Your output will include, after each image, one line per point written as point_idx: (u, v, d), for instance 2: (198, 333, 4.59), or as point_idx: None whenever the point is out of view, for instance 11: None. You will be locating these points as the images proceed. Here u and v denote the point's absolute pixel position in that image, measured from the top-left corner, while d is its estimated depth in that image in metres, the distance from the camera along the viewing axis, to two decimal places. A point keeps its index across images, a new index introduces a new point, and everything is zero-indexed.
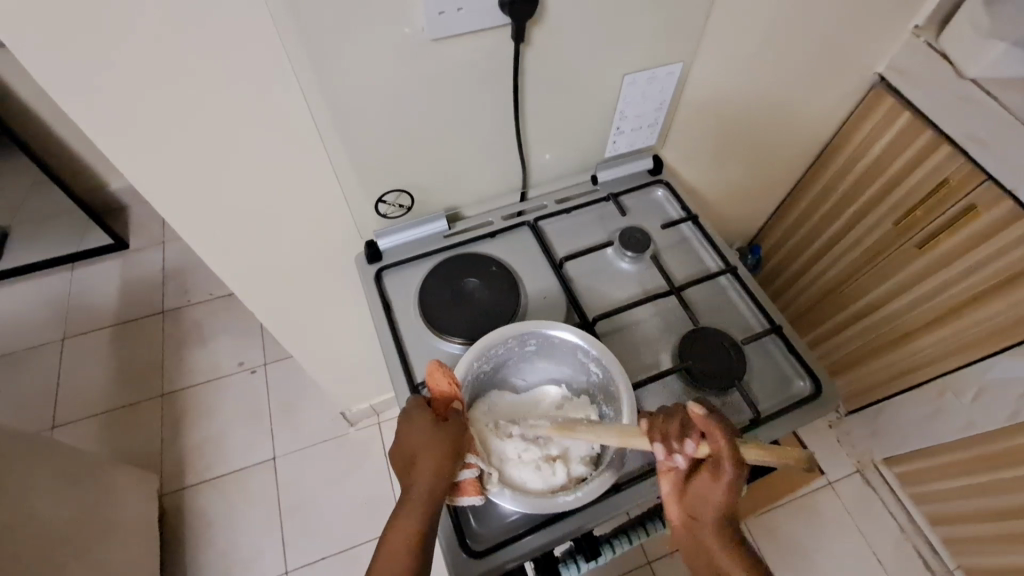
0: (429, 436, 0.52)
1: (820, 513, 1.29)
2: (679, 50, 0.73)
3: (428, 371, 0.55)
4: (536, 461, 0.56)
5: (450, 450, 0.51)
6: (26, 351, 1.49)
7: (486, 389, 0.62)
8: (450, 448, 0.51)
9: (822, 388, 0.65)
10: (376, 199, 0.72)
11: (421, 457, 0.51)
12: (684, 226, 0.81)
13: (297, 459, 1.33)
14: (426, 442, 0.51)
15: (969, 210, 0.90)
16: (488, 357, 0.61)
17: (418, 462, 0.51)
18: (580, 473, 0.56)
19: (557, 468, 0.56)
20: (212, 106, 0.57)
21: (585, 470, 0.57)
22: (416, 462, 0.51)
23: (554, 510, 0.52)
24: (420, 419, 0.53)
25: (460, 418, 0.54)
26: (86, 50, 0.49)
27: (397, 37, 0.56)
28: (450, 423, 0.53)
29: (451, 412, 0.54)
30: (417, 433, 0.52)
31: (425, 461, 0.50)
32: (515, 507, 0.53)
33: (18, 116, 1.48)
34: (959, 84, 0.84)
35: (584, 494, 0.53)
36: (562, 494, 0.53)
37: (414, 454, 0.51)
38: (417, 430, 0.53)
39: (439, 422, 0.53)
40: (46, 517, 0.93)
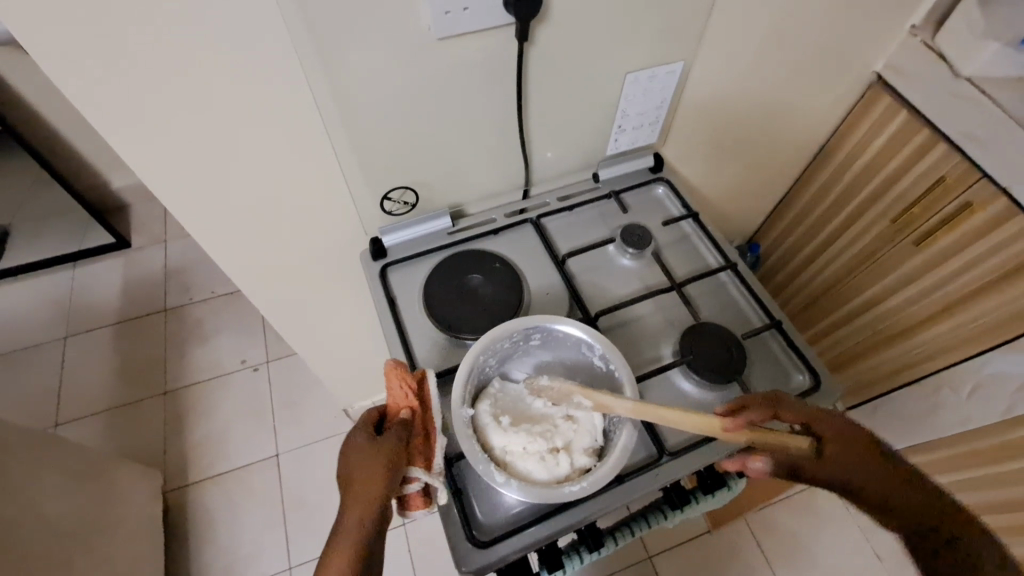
0: (369, 448, 0.53)
1: (819, 509, 1.30)
2: (680, 49, 0.74)
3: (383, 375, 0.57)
4: (541, 453, 0.57)
5: (386, 463, 0.52)
6: (28, 349, 1.50)
7: (490, 382, 0.63)
8: (386, 460, 0.52)
9: (821, 381, 0.67)
10: (381, 197, 0.73)
11: (359, 472, 0.52)
12: (685, 223, 0.82)
13: (299, 457, 1.34)
14: (363, 459, 0.53)
15: (965, 207, 0.91)
16: (493, 351, 0.62)
17: (358, 476, 0.52)
18: (583, 464, 0.58)
19: (560, 459, 0.57)
20: (221, 104, 0.58)
21: (589, 461, 0.58)
22: (353, 479, 0.52)
23: (559, 500, 0.53)
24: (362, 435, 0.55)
25: (399, 430, 0.55)
26: (98, 49, 0.50)
27: (403, 37, 0.57)
28: (387, 434, 0.54)
29: (393, 424, 0.55)
30: (356, 443, 0.54)
31: (365, 476, 0.52)
32: (520, 497, 0.54)
33: (20, 115, 1.48)
34: (956, 82, 0.85)
35: (588, 484, 0.54)
36: (567, 485, 0.54)
37: (354, 470, 0.53)
38: (356, 447, 0.54)
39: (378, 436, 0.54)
40: (51, 513, 0.94)
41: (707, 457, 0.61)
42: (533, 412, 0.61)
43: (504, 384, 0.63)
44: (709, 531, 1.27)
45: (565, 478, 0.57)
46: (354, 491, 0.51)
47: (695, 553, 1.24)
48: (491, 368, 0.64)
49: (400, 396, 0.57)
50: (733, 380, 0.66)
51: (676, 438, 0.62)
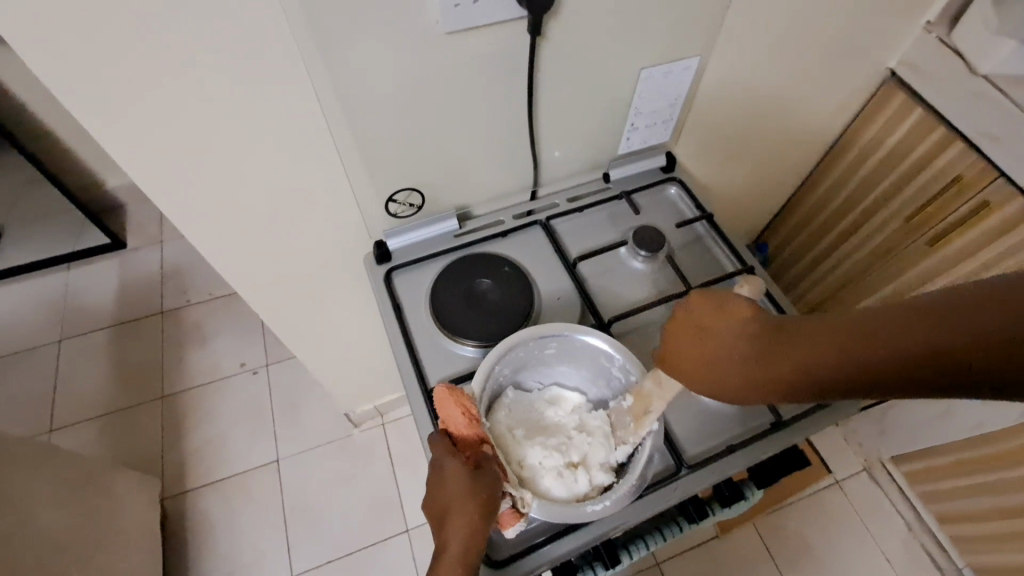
0: (465, 487, 0.48)
1: (828, 511, 1.29)
2: (695, 45, 0.72)
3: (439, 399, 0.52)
4: (555, 469, 0.55)
5: (489, 500, 0.48)
6: (23, 352, 1.47)
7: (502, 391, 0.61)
8: (489, 498, 0.48)
9: None
10: (386, 199, 0.71)
11: (453, 507, 0.47)
12: (698, 225, 0.79)
13: (301, 461, 1.32)
14: (453, 492, 0.48)
15: (982, 207, 0.90)
16: (507, 361, 0.59)
17: (451, 513, 0.47)
18: (603, 481, 0.56)
19: (575, 475, 0.55)
20: (219, 103, 0.55)
21: (608, 478, 0.56)
22: (450, 514, 0.47)
23: (582, 520, 0.51)
24: (443, 468, 0.49)
25: (492, 463, 0.50)
26: (88, 46, 0.47)
27: (408, 32, 0.54)
28: (481, 469, 0.49)
29: (483, 457, 0.50)
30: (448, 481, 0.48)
31: (461, 511, 0.47)
32: (540, 515, 0.52)
33: (13, 114, 1.45)
34: (972, 80, 0.83)
35: (613, 503, 0.52)
36: (589, 504, 0.52)
37: (446, 505, 0.48)
38: (441, 480, 0.49)
39: (474, 471, 0.49)
40: (46, 525, 0.91)
41: (726, 470, 0.59)
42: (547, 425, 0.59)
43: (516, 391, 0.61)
44: (718, 536, 1.25)
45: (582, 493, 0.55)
46: (452, 527, 0.46)
47: (704, 558, 1.22)
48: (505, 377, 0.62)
49: (463, 424, 0.52)
50: None
51: (694, 450, 0.60)
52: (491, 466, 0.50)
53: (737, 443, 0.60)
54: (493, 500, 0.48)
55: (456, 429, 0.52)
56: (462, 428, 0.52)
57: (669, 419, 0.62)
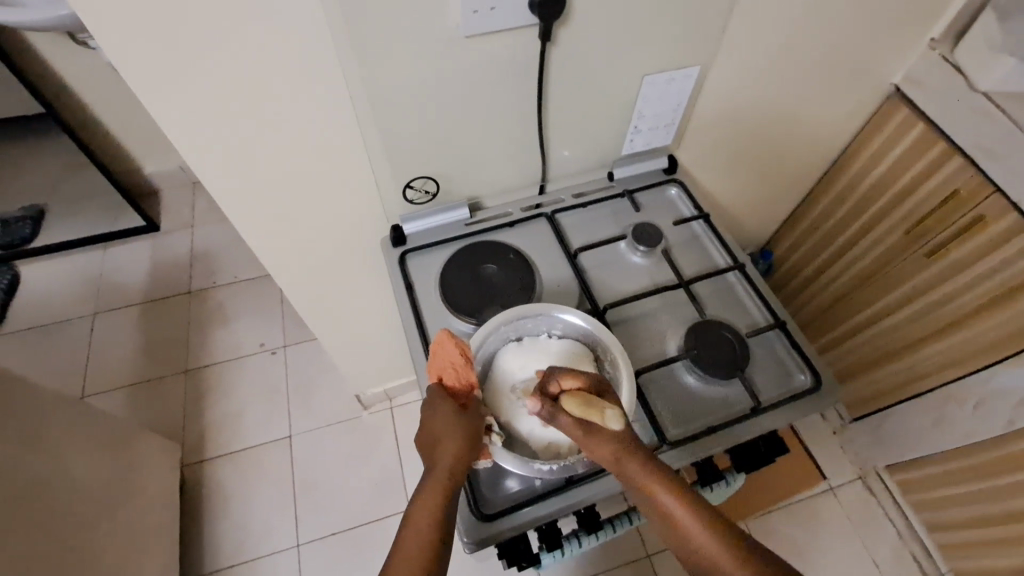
0: (454, 421, 0.53)
1: (820, 516, 1.31)
2: (698, 54, 0.76)
3: (439, 339, 0.58)
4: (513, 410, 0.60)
5: (473, 436, 0.52)
6: (60, 323, 1.56)
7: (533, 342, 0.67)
8: (474, 434, 0.52)
9: (822, 382, 0.68)
10: (403, 186, 0.77)
11: (443, 440, 0.51)
12: (695, 224, 0.84)
13: (312, 438, 1.38)
14: (442, 426, 0.52)
15: (978, 220, 0.92)
16: (516, 326, 0.64)
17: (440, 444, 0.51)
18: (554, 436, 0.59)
19: (535, 425, 0.59)
20: (257, 93, 0.62)
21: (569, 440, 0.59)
22: (441, 442, 0.51)
23: (532, 475, 0.55)
24: (437, 407, 0.54)
25: (478, 407, 0.55)
26: (150, 37, 0.54)
27: (430, 32, 0.60)
28: (468, 410, 0.54)
29: (469, 402, 0.55)
30: (439, 416, 0.53)
31: (451, 444, 0.51)
32: (507, 464, 0.56)
33: (64, 99, 1.55)
34: (972, 96, 0.86)
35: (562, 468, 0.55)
36: (541, 462, 0.56)
37: (434, 438, 0.52)
38: (434, 416, 0.53)
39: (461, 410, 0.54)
40: (79, 475, 0.99)
41: (707, 450, 0.64)
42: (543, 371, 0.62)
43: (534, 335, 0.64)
44: None
45: (557, 452, 0.59)
46: (440, 455, 0.50)
47: None
48: (529, 329, 0.65)
49: (455, 367, 0.57)
50: (734, 375, 0.68)
51: (677, 430, 0.66)
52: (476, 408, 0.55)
53: (716, 426, 0.65)
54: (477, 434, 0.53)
55: (450, 376, 0.56)
56: (459, 376, 0.57)
57: (654, 401, 0.67)
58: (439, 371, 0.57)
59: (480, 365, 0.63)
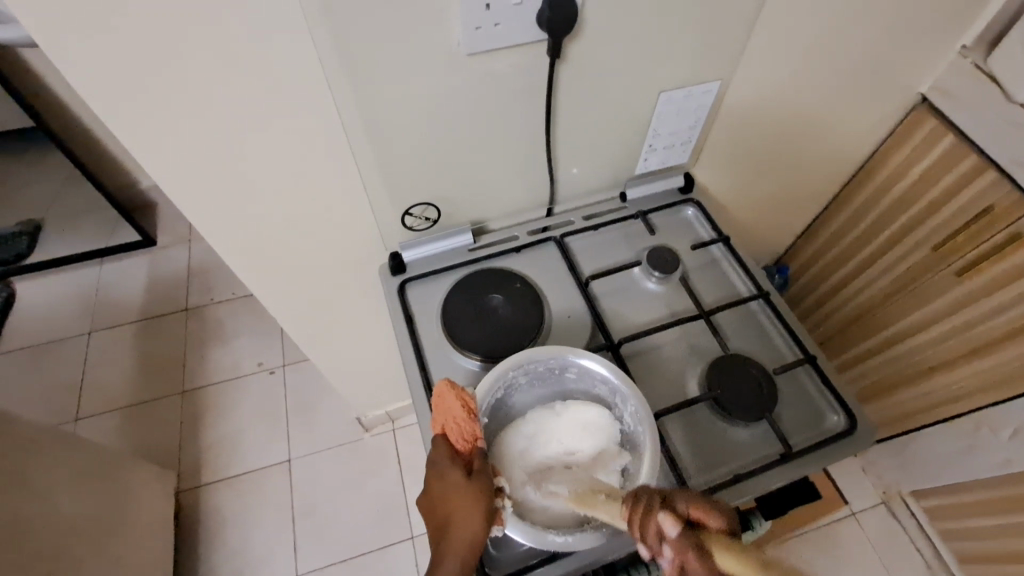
0: (461, 487, 0.49)
1: (842, 543, 1.25)
2: (716, 67, 0.71)
3: (439, 391, 0.51)
4: (525, 474, 0.55)
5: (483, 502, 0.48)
6: (54, 343, 1.52)
7: (543, 389, 0.62)
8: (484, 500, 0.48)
9: (857, 423, 0.63)
10: (402, 212, 0.72)
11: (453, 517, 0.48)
12: (714, 247, 0.79)
13: (312, 462, 1.34)
14: (452, 499, 0.49)
15: (1013, 238, 0.86)
16: (526, 370, 0.59)
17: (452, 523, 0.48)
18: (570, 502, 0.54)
19: (548, 491, 0.53)
20: (245, 117, 0.57)
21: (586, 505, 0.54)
22: (451, 514, 0.48)
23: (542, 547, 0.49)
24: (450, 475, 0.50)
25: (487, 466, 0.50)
26: (126, 60, 0.49)
27: (429, 51, 0.55)
28: (475, 471, 0.50)
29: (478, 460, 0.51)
30: (444, 483, 0.49)
31: (463, 514, 0.48)
32: (515, 533, 0.50)
33: (58, 113, 1.52)
34: (1009, 108, 0.80)
35: (576, 539, 0.49)
36: (553, 533, 0.50)
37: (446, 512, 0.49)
38: (446, 484, 0.49)
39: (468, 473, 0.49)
40: (66, 510, 0.94)
41: (734, 500, 0.59)
42: (556, 434, 0.57)
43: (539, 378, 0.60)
44: None
45: (581, 519, 0.52)
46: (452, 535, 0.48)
47: None
48: (540, 372, 0.60)
49: (458, 421, 0.51)
50: (762, 417, 0.63)
51: (701, 478, 0.60)
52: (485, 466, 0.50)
53: (743, 473, 0.60)
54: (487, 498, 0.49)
55: (454, 431, 0.51)
56: (462, 431, 0.51)
57: (674, 445, 0.62)
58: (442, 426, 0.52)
59: (486, 417, 0.58)
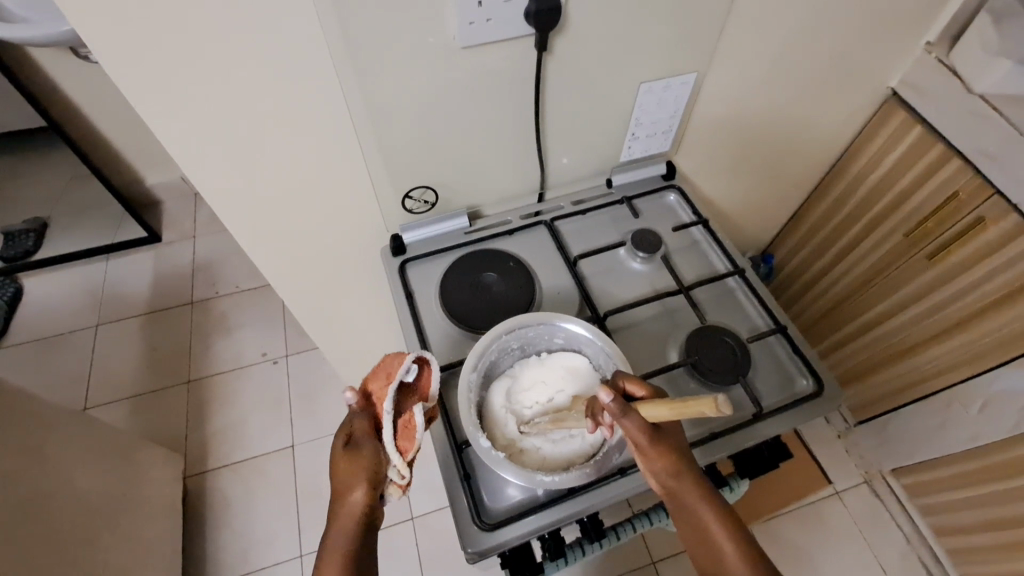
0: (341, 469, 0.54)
1: (825, 521, 1.30)
2: (694, 60, 0.77)
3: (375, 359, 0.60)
4: (520, 426, 0.60)
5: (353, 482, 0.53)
6: (63, 335, 1.57)
7: (534, 352, 0.67)
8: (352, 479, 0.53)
9: (825, 387, 0.68)
10: (402, 196, 0.77)
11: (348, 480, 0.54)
12: (695, 230, 0.84)
13: (316, 447, 1.38)
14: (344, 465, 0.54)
15: (977, 222, 0.92)
16: (517, 334, 0.64)
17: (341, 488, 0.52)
18: (559, 451, 0.59)
19: (542, 439, 0.60)
20: (257, 106, 0.62)
21: (572, 454, 0.59)
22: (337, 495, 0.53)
23: (533, 486, 0.55)
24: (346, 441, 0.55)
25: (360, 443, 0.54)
26: (151, 50, 0.54)
27: (426, 45, 0.60)
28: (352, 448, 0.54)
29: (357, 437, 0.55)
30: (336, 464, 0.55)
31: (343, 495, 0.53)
32: (510, 475, 0.56)
33: (65, 112, 1.57)
34: (968, 99, 0.86)
35: (563, 479, 0.55)
36: (543, 473, 0.55)
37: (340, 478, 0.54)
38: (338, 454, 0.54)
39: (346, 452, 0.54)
40: (81, 487, 0.99)
41: (710, 456, 0.64)
42: (551, 390, 0.63)
43: (529, 341, 0.66)
44: None
45: (570, 462, 0.59)
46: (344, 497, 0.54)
47: None
48: (530, 336, 0.65)
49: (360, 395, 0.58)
50: (735, 381, 0.68)
51: None
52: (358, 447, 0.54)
53: (719, 433, 0.65)
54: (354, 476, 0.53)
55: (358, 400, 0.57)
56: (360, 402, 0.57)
57: None
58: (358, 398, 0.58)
59: (482, 376, 0.64)
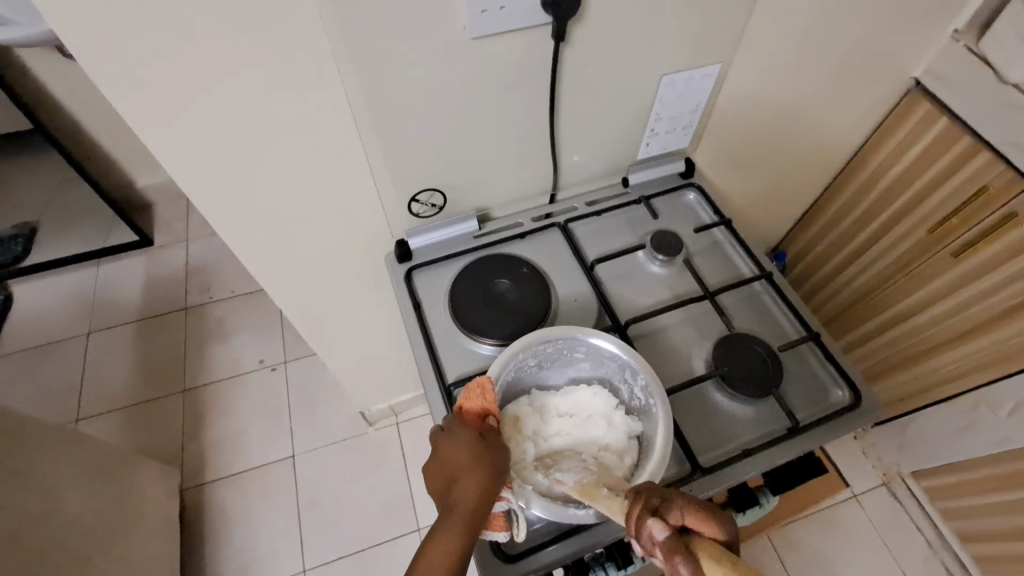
0: (473, 453, 0.50)
1: (844, 526, 1.27)
2: (717, 50, 0.72)
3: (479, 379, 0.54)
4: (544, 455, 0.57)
5: (492, 477, 0.49)
6: (53, 344, 1.52)
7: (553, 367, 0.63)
8: (492, 474, 0.49)
9: (862, 398, 0.64)
10: (408, 199, 0.72)
11: (464, 471, 0.49)
12: (717, 230, 0.80)
13: (318, 457, 1.34)
14: (462, 455, 0.50)
15: (1009, 217, 0.88)
16: (535, 351, 0.60)
17: (463, 477, 0.49)
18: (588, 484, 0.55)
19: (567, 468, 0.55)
20: (251, 105, 0.57)
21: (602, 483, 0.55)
22: (460, 479, 0.49)
23: (565, 521, 0.50)
24: (439, 435, 0.53)
25: (496, 438, 0.52)
26: (136, 44, 0.49)
27: (432, 37, 0.56)
28: (489, 441, 0.52)
29: (488, 431, 0.53)
30: (458, 449, 0.51)
31: (469, 475, 0.49)
32: (538, 511, 0.51)
33: (50, 113, 1.51)
34: (1001, 88, 0.81)
35: (597, 512, 0.50)
36: (575, 507, 0.51)
37: (454, 470, 0.50)
38: (454, 440, 0.51)
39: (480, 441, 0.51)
40: (71, 508, 0.94)
41: (743, 474, 0.60)
42: (577, 436, 0.59)
43: (547, 357, 0.61)
44: None
45: None
46: (458, 497, 0.48)
47: None
48: (550, 351, 0.61)
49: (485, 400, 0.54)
50: (768, 393, 0.64)
51: (709, 455, 0.61)
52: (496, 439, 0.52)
53: (753, 449, 0.61)
54: (496, 464, 0.50)
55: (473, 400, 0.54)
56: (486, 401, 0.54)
57: (683, 423, 0.63)
58: (477, 406, 0.54)
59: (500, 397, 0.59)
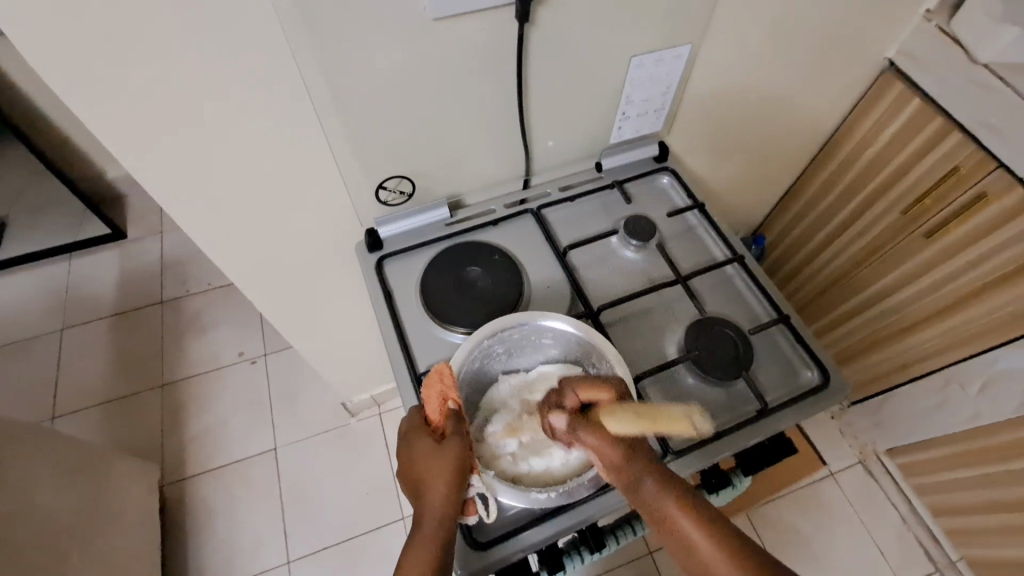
0: (433, 455, 0.50)
1: (821, 504, 1.29)
2: (688, 31, 0.71)
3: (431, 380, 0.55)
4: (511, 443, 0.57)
5: (456, 471, 0.49)
6: (25, 341, 1.48)
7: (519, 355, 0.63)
8: (456, 468, 0.49)
9: (831, 378, 0.65)
10: (376, 186, 0.71)
11: (430, 475, 0.49)
12: (690, 214, 0.79)
13: (300, 450, 1.33)
14: (425, 459, 0.50)
15: (979, 198, 0.88)
16: (501, 338, 0.60)
17: (428, 480, 0.49)
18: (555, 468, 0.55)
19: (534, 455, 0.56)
20: (206, 93, 0.55)
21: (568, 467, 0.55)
22: (425, 483, 0.49)
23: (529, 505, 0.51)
24: (402, 446, 0.52)
25: (458, 432, 0.51)
26: (79, 31, 0.47)
27: (392, 20, 0.54)
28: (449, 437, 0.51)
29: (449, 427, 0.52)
30: (419, 454, 0.50)
31: (433, 478, 0.48)
32: (505, 497, 0.52)
33: (13, 103, 1.45)
34: (972, 69, 0.81)
35: (558, 494, 0.51)
36: (537, 490, 0.52)
37: (420, 476, 0.49)
38: (415, 447, 0.51)
39: (439, 441, 0.51)
40: (46, 507, 0.92)
41: (711, 457, 0.60)
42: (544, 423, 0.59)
43: (511, 344, 0.61)
44: None
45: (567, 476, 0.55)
46: (427, 500, 0.48)
47: None
48: (514, 338, 0.61)
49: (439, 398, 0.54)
50: (738, 375, 0.64)
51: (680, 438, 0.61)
52: (457, 432, 0.51)
53: (722, 431, 0.61)
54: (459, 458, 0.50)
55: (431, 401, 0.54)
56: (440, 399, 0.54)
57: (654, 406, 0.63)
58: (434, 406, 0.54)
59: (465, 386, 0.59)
